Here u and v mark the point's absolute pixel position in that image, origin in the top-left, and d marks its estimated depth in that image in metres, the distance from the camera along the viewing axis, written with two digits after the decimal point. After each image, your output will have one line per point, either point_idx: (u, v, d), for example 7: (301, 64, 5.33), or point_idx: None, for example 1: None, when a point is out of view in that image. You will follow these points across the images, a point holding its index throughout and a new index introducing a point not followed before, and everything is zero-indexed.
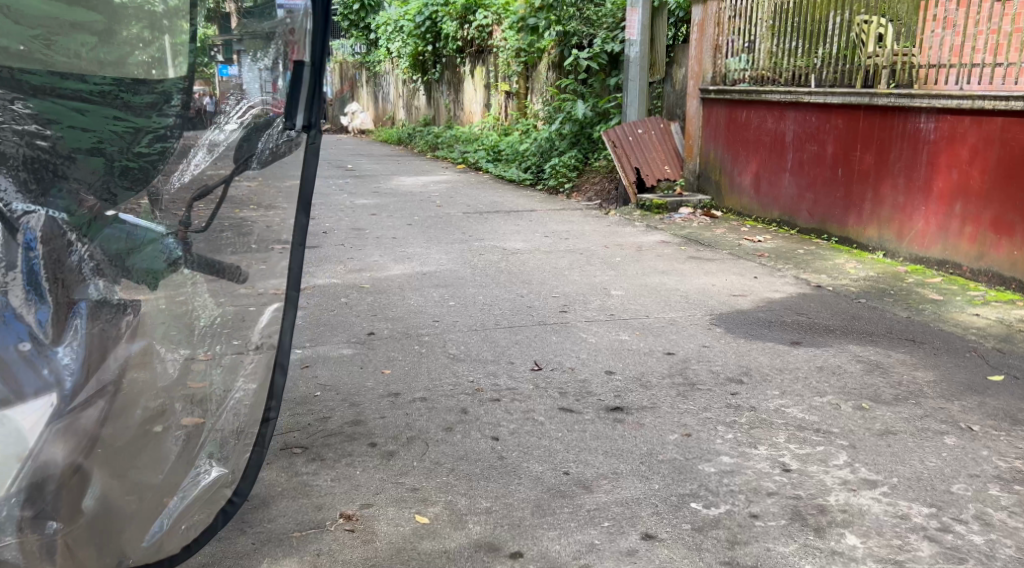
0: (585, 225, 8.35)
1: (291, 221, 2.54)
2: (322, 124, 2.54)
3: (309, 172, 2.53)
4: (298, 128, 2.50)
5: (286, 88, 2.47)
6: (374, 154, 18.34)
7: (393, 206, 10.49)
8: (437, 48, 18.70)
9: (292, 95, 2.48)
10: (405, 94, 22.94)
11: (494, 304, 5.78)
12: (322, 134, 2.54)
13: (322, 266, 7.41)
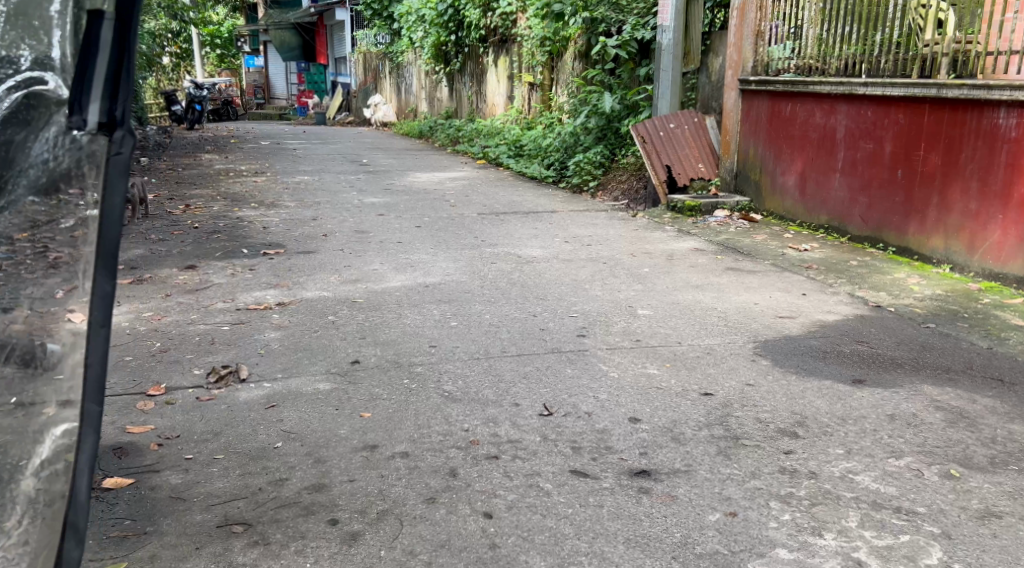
0: (609, 229, 7.56)
1: (89, 289, 2.12)
2: (129, 121, 2.13)
3: (110, 214, 2.12)
4: (89, 125, 2.10)
5: (73, 75, 2.09)
6: (393, 148, 17.64)
7: (404, 205, 9.75)
8: (460, 37, 17.95)
9: (80, 86, 2.09)
10: (428, 86, 22.22)
11: (501, 326, 5.02)
12: (131, 135, 2.13)
13: (318, 275, 6.70)
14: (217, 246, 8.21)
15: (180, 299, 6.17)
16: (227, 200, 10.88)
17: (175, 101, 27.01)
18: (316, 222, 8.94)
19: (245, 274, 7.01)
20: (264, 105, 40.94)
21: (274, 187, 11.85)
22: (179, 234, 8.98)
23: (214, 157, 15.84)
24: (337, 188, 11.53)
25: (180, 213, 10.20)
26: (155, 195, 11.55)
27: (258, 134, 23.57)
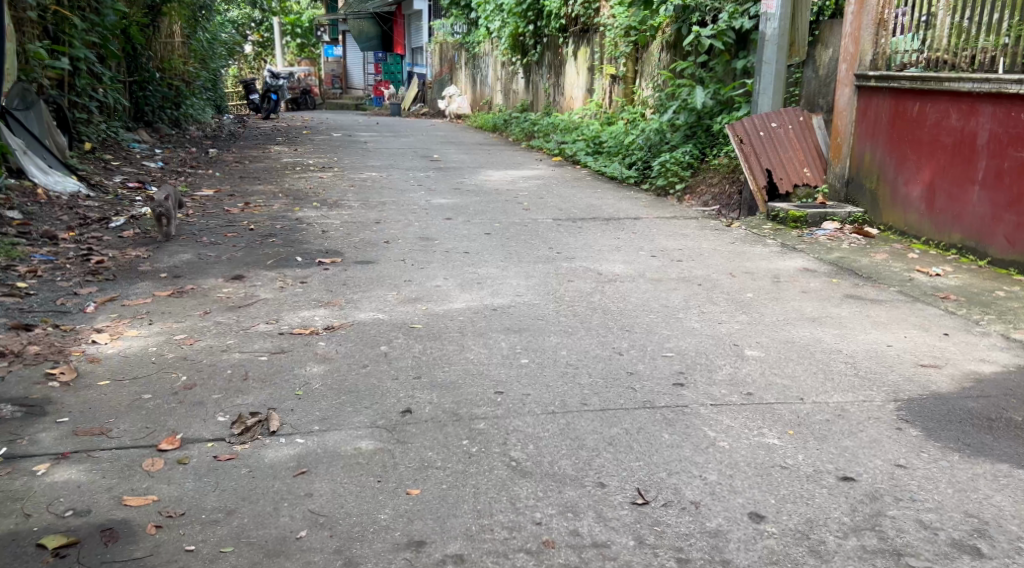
0: (702, 241, 6.66)
1: None
2: None
3: None
4: None
5: None
6: (465, 142, 16.92)
7: (473, 208, 8.98)
8: (539, 27, 17.16)
9: None
10: (504, 78, 21.46)
11: (580, 368, 4.18)
12: None
13: (375, 292, 5.98)
14: (270, 253, 7.56)
15: (218, 325, 5.54)
16: (286, 198, 10.25)
17: (252, 90, 26.74)
18: (378, 226, 8.24)
19: (295, 288, 6.32)
20: (342, 95, 40.68)
21: (339, 184, 11.21)
22: (234, 235, 8.35)
23: (283, 149, 15.32)
24: (405, 186, 10.83)
25: (239, 212, 9.60)
26: (216, 190, 11.00)
27: (332, 125, 23.08)
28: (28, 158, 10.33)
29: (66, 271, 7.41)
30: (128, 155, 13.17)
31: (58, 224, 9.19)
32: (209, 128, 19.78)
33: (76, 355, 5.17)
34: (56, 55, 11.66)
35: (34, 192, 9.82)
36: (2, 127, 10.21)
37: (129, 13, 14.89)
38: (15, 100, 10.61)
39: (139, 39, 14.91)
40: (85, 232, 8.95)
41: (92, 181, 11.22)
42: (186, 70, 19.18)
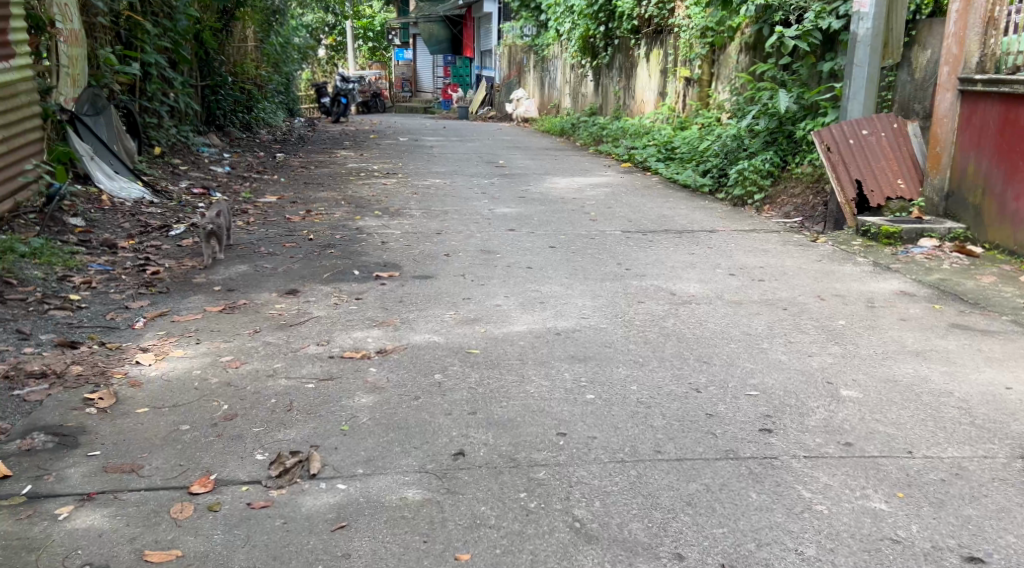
0: (786, 258, 6.17)
1: None
2: None
3: None
4: None
5: None
6: (532, 147, 16.54)
7: (538, 218, 8.59)
8: (610, 29, 16.71)
9: None
10: (573, 81, 21.05)
11: (652, 407, 3.75)
12: None
13: (432, 311, 5.63)
14: (326, 266, 7.27)
15: (266, 345, 5.23)
16: (345, 205, 9.96)
17: (322, 93, 26.71)
18: (438, 237, 7.88)
19: (350, 306, 5.99)
20: (411, 98, 40.63)
21: (402, 191, 10.90)
22: (292, 245, 8.04)
23: (349, 154, 15.09)
24: (469, 194, 10.48)
25: (299, 219, 9.31)
26: (279, 197, 10.72)
27: (399, 128, 22.91)
28: (94, 162, 10.05)
29: (120, 282, 7.17)
30: (196, 159, 12.99)
31: (118, 226, 8.99)
32: (280, 132, 19.71)
33: (117, 377, 4.90)
34: (126, 60, 11.55)
35: (99, 198, 9.65)
36: (68, 132, 10.04)
37: (202, 18, 14.80)
38: (83, 103, 10.39)
39: (212, 44, 14.82)
40: (145, 235, 8.76)
41: (159, 186, 10.88)
42: (257, 74, 19.13)
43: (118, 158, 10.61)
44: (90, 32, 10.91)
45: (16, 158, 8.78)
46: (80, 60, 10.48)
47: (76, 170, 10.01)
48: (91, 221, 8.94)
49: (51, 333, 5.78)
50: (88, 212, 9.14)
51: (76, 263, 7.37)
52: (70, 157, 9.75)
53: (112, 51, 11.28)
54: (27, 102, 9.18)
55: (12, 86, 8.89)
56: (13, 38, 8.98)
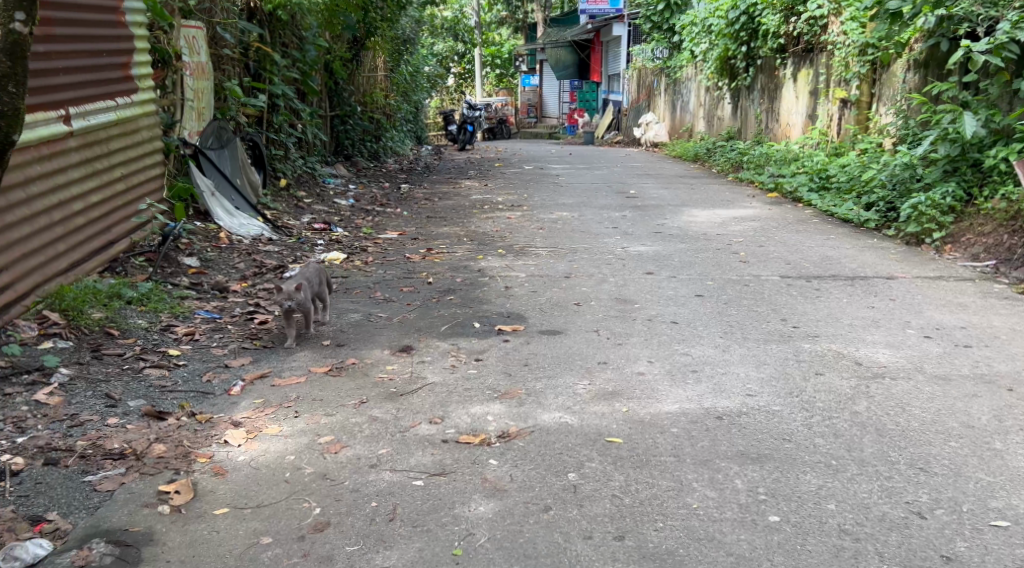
0: (990, 317, 5.10)
1: None
2: None
3: None
4: None
5: None
6: (666, 173, 15.61)
7: (680, 258, 7.66)
8: (752, 48, 15.78)
9: None
10: (708, 103, 20.09)
11: (861, 541, 3.30)
12: None
13: (560, 378, 4.66)
14: (442, 314, 6.24)
15: (368, 419, 4.37)
16: (460, 238, 9.13)
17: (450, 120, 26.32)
18: (566, 282, 6.95)
19: (467, 369, 4.92)
20: (537, 123, 40.13)
21: (528, 224, 10.00)
22: (400, 285, 7.10)
23: (474, 184, 14.34)
24: (599, 228, 9.55)
25: (422, 250, 8.41)
26: (401, 233, 9.53)
27: (526, 154, 22.27)
28: (214, 197, 8.76)
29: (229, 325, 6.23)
30: (321, 192, 12.05)
31: (233, 249, 8.06)
32: (407, 160, 19.24)
33: (201, 462, 4.16)
34: (254, 92, 10.77)
35: (218, 235, 8.33)
36: (190, 169, 8.85)
37: (332, 47, 14.34)
38: (207, 137, 9.27)
39: (341, 74, 14.33)
40: (259, 261, 7.86)
41: (282, 224, 9.45)
42: (386, 103, 18.73)
43: (241, 193, 9.30)
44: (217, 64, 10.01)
45: (133, 199, 7.56)
46: (205, 95, 9.45)
47: (195, 208, 8.73)
48: (210, 247, 7.96)
49: (143, 400, 4.73)
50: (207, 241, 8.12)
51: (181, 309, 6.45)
52: (189, 192, 8.51)
53: (239, 83, 10.52)
54: (149, 137, 7.99)
55: (133, 121, 7.70)
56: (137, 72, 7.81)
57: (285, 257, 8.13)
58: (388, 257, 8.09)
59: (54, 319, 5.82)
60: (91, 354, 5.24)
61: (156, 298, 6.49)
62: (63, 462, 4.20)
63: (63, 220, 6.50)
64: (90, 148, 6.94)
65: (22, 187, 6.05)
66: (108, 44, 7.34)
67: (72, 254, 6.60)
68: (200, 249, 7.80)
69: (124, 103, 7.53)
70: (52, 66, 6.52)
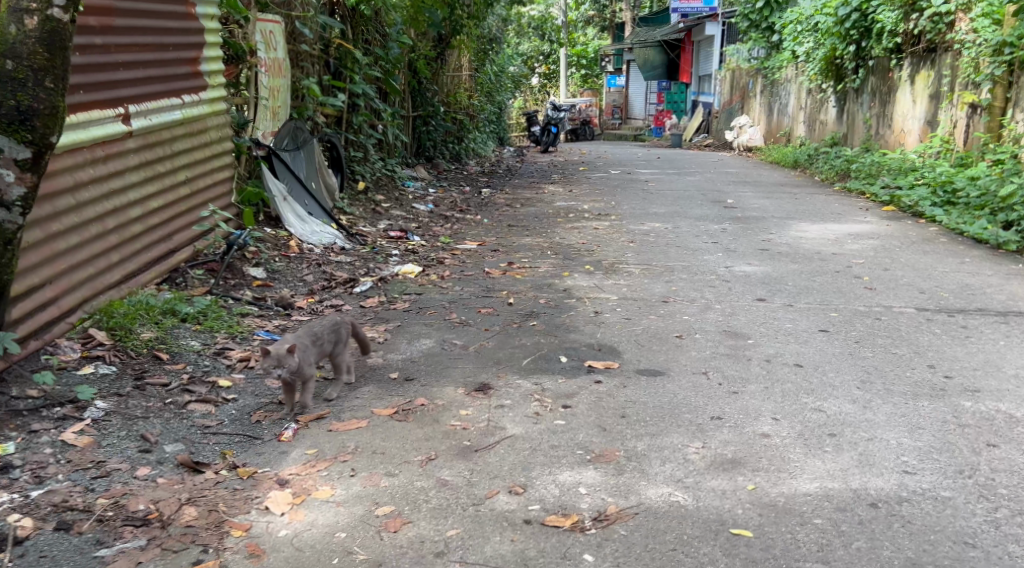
0: None
1: None
2: None
3: None
4: None
5: None
6: (763, 182, 14.69)
7: (795, 283, 6.78)
8: (863, 47, 15.04)
9: None
10: (808, 106, 19.21)
11: None
12: None
13: (667, 437, 3.81)
14: (525, 340, 5.30)
15: (436, 484, 3.57)
16: (542, 251, 8.24)
17: (533, 122, 25.60)
18: (665, 307, 6.05)
19: (553, 421, 3.99)
20: (621, 125, 39.25)
21: (619, 235, 9.17)
22: (473, 304, 6.19)
23: (558, 190, 13.50)
24: (697, 242, 8.63)
25: (504, 264, 7.58)
26: (480, 243, 8.67)
27: (613, 158, 21.47)
28: (286, 200, 7.73)
29: (290, 333, 5.43)
30: (399, 196, 11.35)
31: (303, 252, 7.24)
32: (490, 163, 18.55)
33: (236, 536, 3.38)
34: (335, 91, 9.90)
35: (288, 242, 7.35)
36: (262, 171, 7.76)
37: (415, 46, 13.70)
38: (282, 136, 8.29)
39: (424, 73, 13.66)
40: (326, 265, 7.06)
41: (357, 232, 8.40)
42: (470, 104, 18.09)
43: (315, 197, 8.27)
44: (300, 60, 9.09)
45: (199, 205, 6.45)
46: (281, 96, 8.31)
47: (266, 212, 7.71)
48: (279, 248, 7.15)
49: (182, 444, 3.89)
50: (276, 240, 7.31)
51: (246, 310, 5.67)
52: (260, 196, 7.50)
53: (320, 81, 9.70)
54: (218, 137, 6.88)
55: (202, 119, 6.59)
56: (207, 68, 6.68)
57: (355, 261, 7.28)
58: (466, 271, 7.28)
59: (99, 339, 4.71)
60: (134, 382, 4.32)
61: (214, 316, 5.36)
62: (77, 527, 3.40)
63: (120, 228, 5.36)
64: (154, 150, 5.82)
65: (74, 191, 4.90)
66: (176, 37, 6.22)
67: (128, 265, 5.45)
68: (269, 251, 6.95)
69: (193, 101, 6.40)
70: (114, 61, 5.39)
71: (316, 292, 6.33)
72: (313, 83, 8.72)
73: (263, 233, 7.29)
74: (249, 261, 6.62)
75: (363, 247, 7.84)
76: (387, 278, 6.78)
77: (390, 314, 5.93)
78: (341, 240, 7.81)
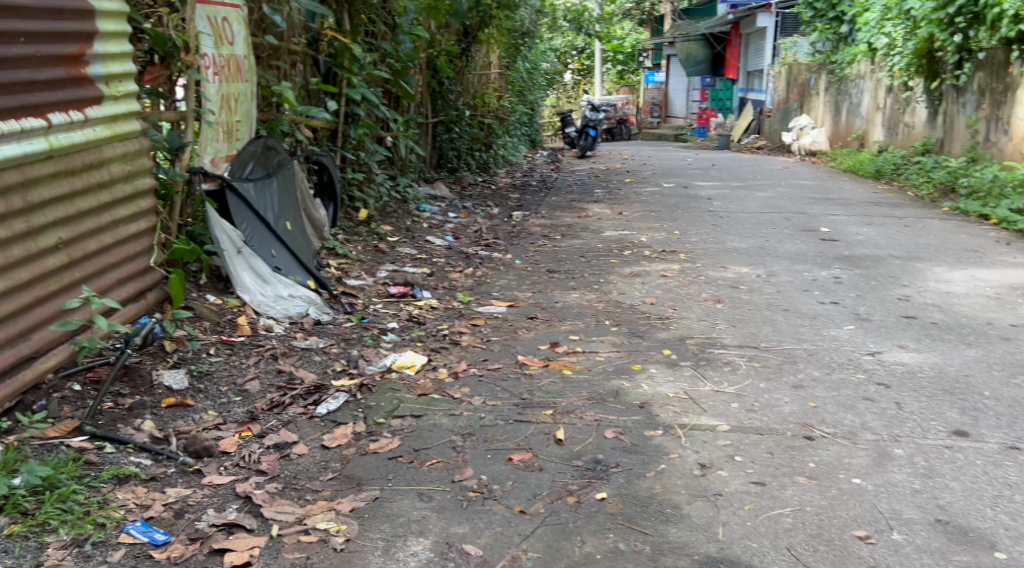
0: None
1: None
2: None
3: None
4: None
5: None
6: (847, 201, 12.49)
7: (987, 388, 4.56)
8: (972, 37, 13.21)
9: None
10: (888, 106, 17.47)
11: None
12: None
13: None
14: (588, 545, 3.17)
15: None
16: (594, 320, 5.95)
17: (569, 123, 23.38)
18: (811, 455, 3.82)
19: None
20: (659, 124, 36.84)
21: (695, 288, 6.93)
22: (499, 440, 3.92)
23: (604, 210, 11.25)
24: (810, 303, 6.48)
25: (545, 347, 5.32)
26: (512, 304, 6.38)
27: (659, 165, 19.21)
28: (241, 253, 5.46)
29: (187, 521, 3.27)
30: (411, 224, 9.13)
31: (256, 335, 5.00)
32: (521, 171, 16.40)
33: None
34: (325, 98, 7.52)
35: (238, 319, 5.10)
36: (204, 213, 5.40)
37: (434, 40, 11.38)
38: (245, 161, 6.01)
39: (446, 71, 11.42)
40: (287, 354, 4.82)
41: (341, 290, 6.15)
42: (500, 105, 15.90)
43: (286, 242, 5.99)
44: (274, 59, 6.66)
45: (83, 279, 4.22)
46: (243, 107, 5.88)
47: (213, 270, 5.46)
48: (217, 333, 4.90)
49: None
50: (218, 316, 5.07)
51: (126, 468, 3.46)
52: (197, 254, 5.14)
53: (304, 86, 7.32)
54: (128, 172, 4.58)
55: (92, 147, 4.31)
56: (101, 69, 4.38)
57: (331, 346, 5.03)
58: (490, 362, 5.03)
59: None
60: None
61: (56, 495, 3.21)
62: None
63: None
64: None
65: None
66: (28, 21, 3.97)
67: None
68: (202, 339, 4.74)
69: (71, 122, 4.16)
70: None
71: (258, 414, 4.11)
72: (288, 89, 6.29)
73: (197, 304, 5.03)
74: (164, 363, 4.40)
75: (348, 318, 5.58)
76: (371, 383, 4.57)
77: (364, 466, 3.67)
78: (316, 309, 5.55)
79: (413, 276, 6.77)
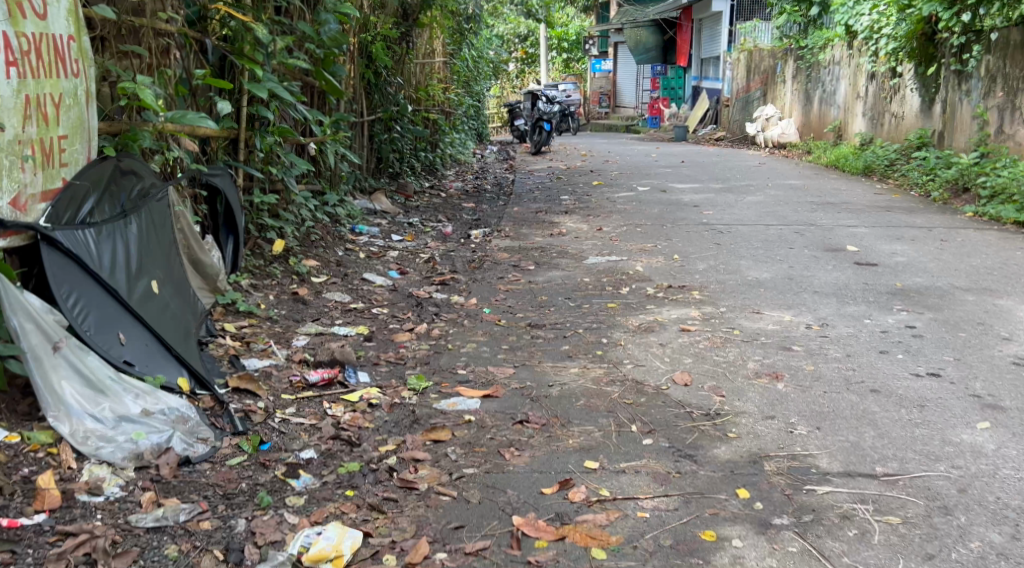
0: None
1: None
2: None
3: None
4: None
5: None
6: (852, 208, 10.74)
7: None
8: (978, 13, 11.56)
9: None
10: (869, 94, 15.83)
11: None
12: None
13: None
14: None
15: None
16: (612, 424, 3.97)
17: (519, 116, 21.43)
18: None
19: None
20: (608, 114, 34.99)
21: (733, 354, 5.02)
22: None
23: (579, 225, 9.34)
24: (900, 379, 4.73)
25: (553, 491, 3.32)
26: (494, 392, 4.26)
27: (620, 162, 17.38)
28: (62, 351, 3.27)
29: None
30: (344, 255, 7.10)
31: (73, 507, 2.99)
32: (472, 172, 14.42)
33: None
34: (215, 98, 5.42)
35: (43, 476, 3.04)
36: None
37: (366, 21, 9.31)
38: (83, 195, 3.77)
39: (383, 60, 9.38)
40: (118, 545, 2.87)
41: (234, 386, 3.93)
42: (446, 98, 13.90)
43: (146, 319, 3.74)
44: (126, 42, 4.39)
45: None
46: (70, 114, 3.69)
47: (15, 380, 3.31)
48: None
49: None
50: (5, 472, 3.03)
51: None
52: None
53: (185, 80, 5.21)
54: None
55: None
56: None
57: (200, 519, 3.03)
58: (465, 530, 3.09)
59: None
60: None
61: None
62: None
63: None
64: None
65: None
66: None
67: None
68: None
69: None
70: None
71: None
72: (147, 90, 4.03)
73: None
74: None
75: (236, 451, 3.43)
76: None
77: None
78: (186, 433, 3.39)
79: (343, 346, 4.68)
